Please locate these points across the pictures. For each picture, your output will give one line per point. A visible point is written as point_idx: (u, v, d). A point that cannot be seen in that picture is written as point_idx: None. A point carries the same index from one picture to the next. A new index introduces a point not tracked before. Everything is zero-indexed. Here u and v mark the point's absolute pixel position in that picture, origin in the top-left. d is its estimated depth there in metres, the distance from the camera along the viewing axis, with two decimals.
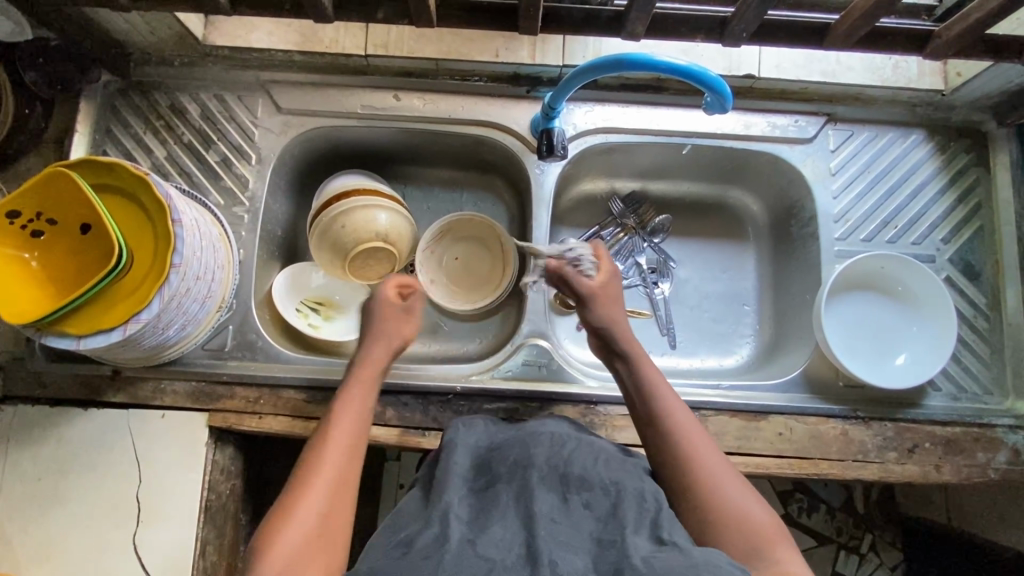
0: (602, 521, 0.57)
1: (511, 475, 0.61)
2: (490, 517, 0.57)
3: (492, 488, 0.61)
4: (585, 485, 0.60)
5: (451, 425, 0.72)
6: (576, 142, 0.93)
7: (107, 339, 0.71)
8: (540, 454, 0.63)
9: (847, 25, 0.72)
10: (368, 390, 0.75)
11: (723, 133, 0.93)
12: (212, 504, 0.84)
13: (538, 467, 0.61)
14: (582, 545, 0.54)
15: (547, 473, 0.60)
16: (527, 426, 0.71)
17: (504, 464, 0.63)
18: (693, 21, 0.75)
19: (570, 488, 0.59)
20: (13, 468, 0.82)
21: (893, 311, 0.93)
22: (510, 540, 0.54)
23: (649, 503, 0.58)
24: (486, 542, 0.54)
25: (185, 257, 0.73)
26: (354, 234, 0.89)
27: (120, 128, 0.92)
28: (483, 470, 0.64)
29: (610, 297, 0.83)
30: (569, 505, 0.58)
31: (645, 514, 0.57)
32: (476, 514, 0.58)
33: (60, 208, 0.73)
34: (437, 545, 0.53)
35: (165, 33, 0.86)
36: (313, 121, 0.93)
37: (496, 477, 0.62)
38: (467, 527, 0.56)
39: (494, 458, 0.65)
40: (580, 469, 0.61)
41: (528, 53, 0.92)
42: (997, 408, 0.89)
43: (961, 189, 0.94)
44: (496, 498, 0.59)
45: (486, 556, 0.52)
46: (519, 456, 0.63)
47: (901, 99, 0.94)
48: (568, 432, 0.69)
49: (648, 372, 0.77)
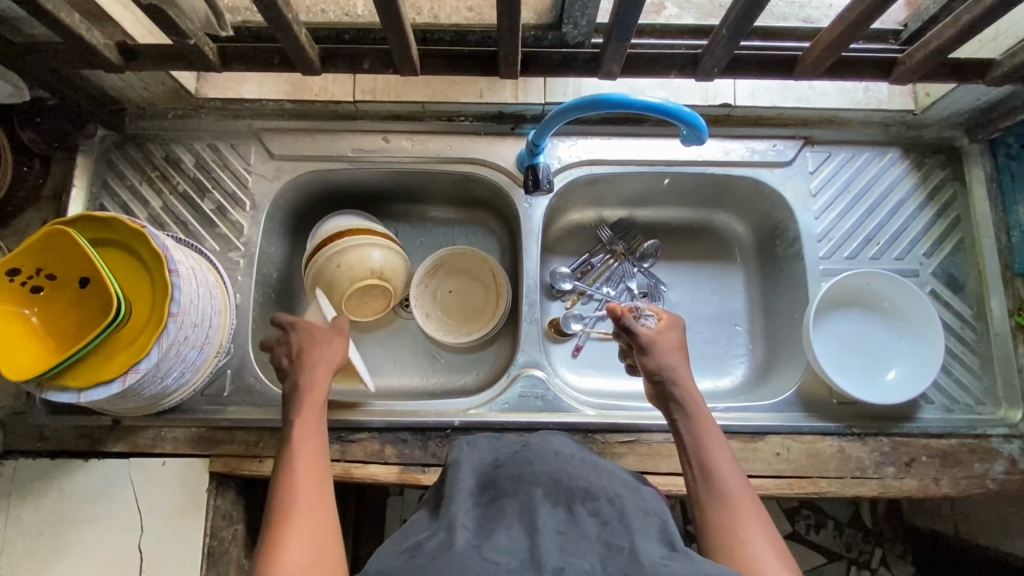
0: (609, 526, 0.54)
1: (515, 490, 0.59)
2: (494, 527, 0.54)
3: (498, 503, 0.58)
4: (590, 496, 0.57)
5: (456, 446, 0.71)
6: (562, 174, 0.96)
7: (107, 390, 0.72)
8: (543, 469, 0.60)
9: (814, 56, 0.75)
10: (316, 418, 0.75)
11: (704, 160, 0.96)
12: (215, 550, 0.84)
13: (543, 482, 0.59)
14: (589, 549, 0.51)
15: (551, 487, 0.58)
16: (534, 442, 0.67)
17: (508, 480, 0.60)
18: (667, 59, 0.78)
19: (574, 500, 0.57)
20: (14, 524, 0.83)
21: (882, 326, 0.95)
22: (515, 548, 0.52)
23: (652, 516, 0.56)
24: (491, 548, 0.51)
25: (182, 306, 0.75)
26: (349, 274, 0.91)
27: (117, 181, 0.94)
28: (487, 486, 0.61)
29: (677, 345, 0.81)
30: (576, 515, 0.55)
31: (652, 524, 0.55)
32: (481, 524, 0.55)
33: (59, 264, 0.74)
34: (443, 548, 0.51)
35: (158, 88, 0.89)
36: (304, 166, 0.95)
37: (501, 492, 0.59)
38: (473, 535, 0.53)
39: (498, 473, 0.62)
40: (585, 482, 0.59)
41: (511, 95, 0.94)
42: (991, 418, 0.90)
43: (939, 204, 0.97)
44: (502, 511, 0.57)
45: (492, 560, 0.49)
46: (523, 471, 0.61)
47: (875, 119, 0.97)
48: (574, 452, 0.66)
49: (700, 417, 0.75)
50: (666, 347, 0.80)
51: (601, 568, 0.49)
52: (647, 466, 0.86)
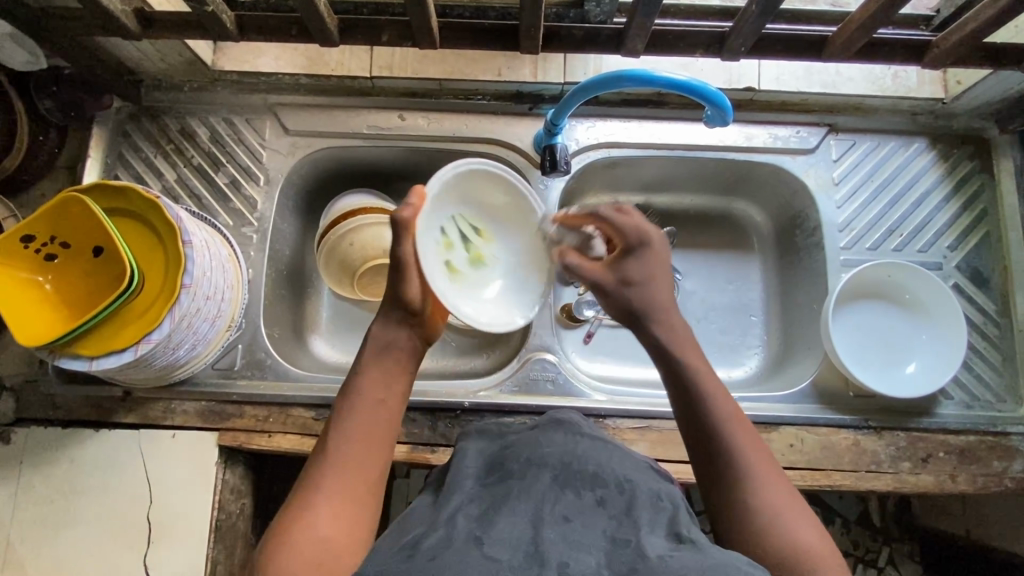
0: (616, 519, 0.53)
1: (523, 472, 0.58)
2: (500, 512, 0.53)
3: (504, 484, 0.57)
4: (598, 481, 0.57)
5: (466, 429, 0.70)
6: (579, 157, 0.94)
7: (118, 360, 0.72)
8: (552, 452, 0.60)
9: (845, 38, 0.73)
10: (385, 362, 0.65)
11: (725, 146, 0.94)
12: (222, 524, 0.84)
13: (552, 465, 0.58)
14: (594, 543, 0.50)
15: (559, 471, 0.57)
16: (543, 423, 0.67)
17: (516, 461, 0.60)
18: (691, 37, 0.76)
19: (582, 487, 0.56)
20: (27, 490, 0.83)
21: (902, 320, 0.93)
22: (519, 537, 0.50)
23: (661, 503, 0.56)
24: (493, 541, 0.49)
25: (195, 278, 0.74)
26: (361, 251, 0.90)
27: (131, 152, 0.93)
28: (495, 465, 0.60)
29: (634, 275, 0.66)
30: (583, 503, 0.54)
31: (662, 516, 0.54)
32: (486, 508, 0.54)
33: (73, 232, 0.74)
34: (443, 545, 0.49)
35: (175, 59, 0.88)
36: (319, 142, 0.95)
37: (509, 474, 0.58)
38: (476, 524, 0.52)
39: (505, 455, 0.61)
40: (594, 466, 0.58)
41: (530, 72, 0.93)
42: (1011, 416, 0.88)
43: (965, 196, 0.94)
44: (507, 493, 0.55)
45: (493, 557, 0.47)
46: (531, 453, 0.60)
47: (902, 107, 0.95)
48: (588, 430, 0.66)
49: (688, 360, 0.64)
50: (617, 288, 0.67)
51: (608, 565, 0.48)
52: (658, 454, 0.85)
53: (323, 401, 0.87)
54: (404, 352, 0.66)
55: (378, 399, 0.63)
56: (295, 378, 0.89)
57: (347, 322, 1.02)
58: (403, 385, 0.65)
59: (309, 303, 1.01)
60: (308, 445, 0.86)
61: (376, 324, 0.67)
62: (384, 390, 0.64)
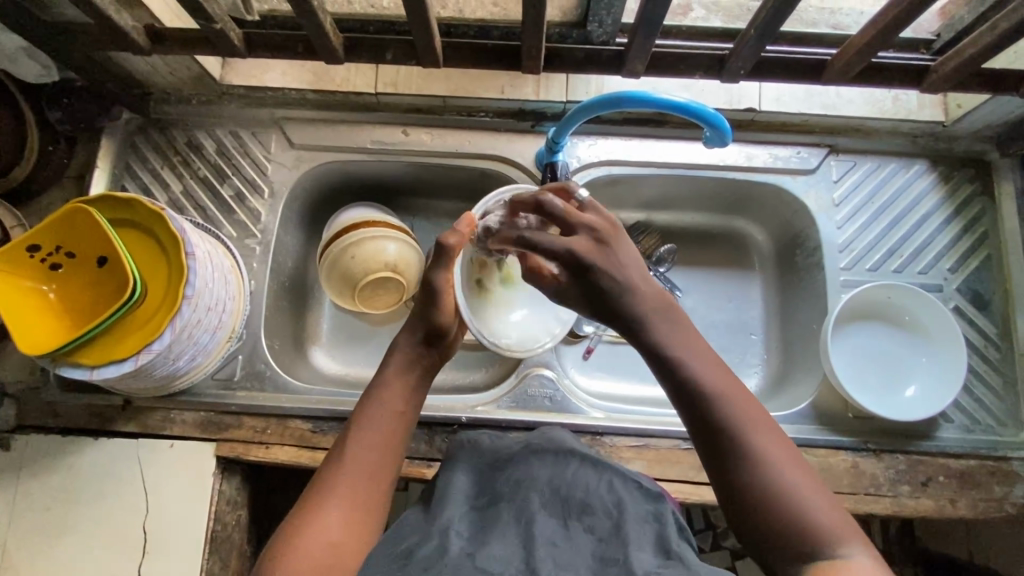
0: (604, 540, 0.53)
1: (512, 494, 0.58)
2: (490, 534, 0.53)
3: (494, 506, 0.57)
4: (586, 509, 0.56)
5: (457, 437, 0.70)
6: (580, 174, 0.95)
7: (118, 369, 0.73)
8: (541, 473, 0.60)
9: (843, 61, 0.74)
10: (403, 374, 0.65)
11: (725, 165, 0.94)
12: (218, 534, 0.84)
13: (540, 488, 0.58)
14: (584, 565, 0.51)
15: (547, 495, 0.58)
16: (532, 438, 0.68)
17: (505, 482, 0.60)
18: (691, 59, 0.77)
19: (570, 514, 0.56)
20: (25, 497, 0.84)
21: (902, 341, 0.93)
22: (510, 560, 0.51)
23: (651, 522, 0.56)
24: (486, 555, 0.51)
25: (197, 289, 0.75)
26: (363, 265, 0.91)
27: (138, 163, 0.95)
28: (485, 486, 0.60)
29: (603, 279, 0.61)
30: (571, 529, 0.55)
31: (649, 531, 0.55)
32: (477, 530, 0.54)
33: (79, 242, 0.75)
34: (437, 557, 0.51)
35: (184, 73, 0.89)
36: (324, 156, 0.96)
37: (498, 496, 0.59)
38: (467, 543, 0.53)
39: (496, 475, 0.61)
40: (582, 491, 0.58)
41: (533, 90, 0.94)
42: (1012, 440, 0.87)
43: (966, 218, 0.94)
44: (497, 515, 0.56)
45: (486, 570, 0.49)
46: (520, 473, 0.60)
47: (902, 130, 0.95)
48: (575, 445, 0.66)
49: (667, 339, 0.61)
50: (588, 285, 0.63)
51: None
52: (655, 473, 0.85)
53: (322, 413, 0.88)
54: (423, 366, 0.66)
55: (401, 410, 0.63)
56: (294, 390, 0.90)
57: (347, 334, 1.03)
58: (421, 398, 0.66)
59: (310, 315, 1.02)
60: (305, 457, 0.86)
61: (399, 339, 0.68)
62: (401, 402, 0.64)
